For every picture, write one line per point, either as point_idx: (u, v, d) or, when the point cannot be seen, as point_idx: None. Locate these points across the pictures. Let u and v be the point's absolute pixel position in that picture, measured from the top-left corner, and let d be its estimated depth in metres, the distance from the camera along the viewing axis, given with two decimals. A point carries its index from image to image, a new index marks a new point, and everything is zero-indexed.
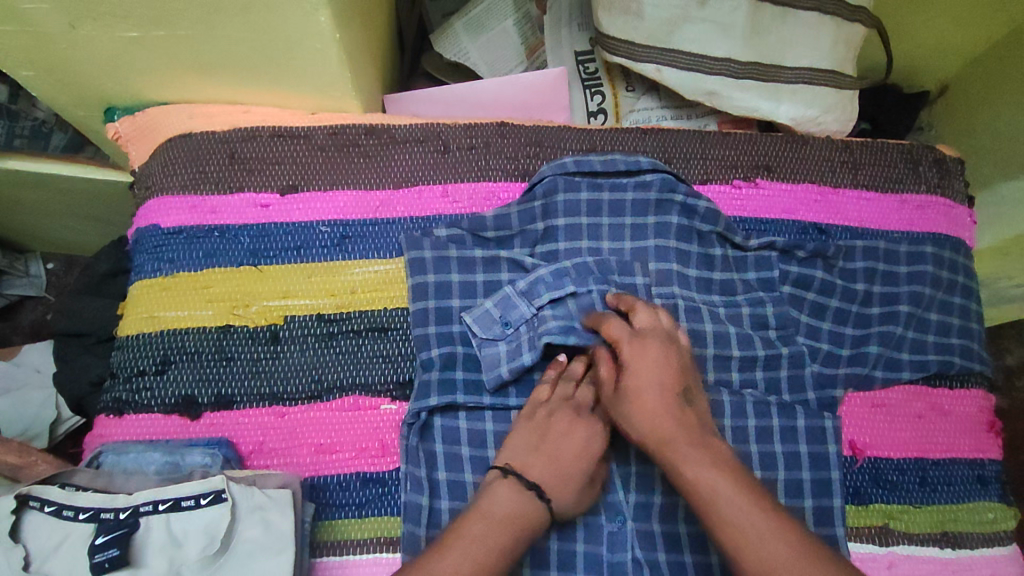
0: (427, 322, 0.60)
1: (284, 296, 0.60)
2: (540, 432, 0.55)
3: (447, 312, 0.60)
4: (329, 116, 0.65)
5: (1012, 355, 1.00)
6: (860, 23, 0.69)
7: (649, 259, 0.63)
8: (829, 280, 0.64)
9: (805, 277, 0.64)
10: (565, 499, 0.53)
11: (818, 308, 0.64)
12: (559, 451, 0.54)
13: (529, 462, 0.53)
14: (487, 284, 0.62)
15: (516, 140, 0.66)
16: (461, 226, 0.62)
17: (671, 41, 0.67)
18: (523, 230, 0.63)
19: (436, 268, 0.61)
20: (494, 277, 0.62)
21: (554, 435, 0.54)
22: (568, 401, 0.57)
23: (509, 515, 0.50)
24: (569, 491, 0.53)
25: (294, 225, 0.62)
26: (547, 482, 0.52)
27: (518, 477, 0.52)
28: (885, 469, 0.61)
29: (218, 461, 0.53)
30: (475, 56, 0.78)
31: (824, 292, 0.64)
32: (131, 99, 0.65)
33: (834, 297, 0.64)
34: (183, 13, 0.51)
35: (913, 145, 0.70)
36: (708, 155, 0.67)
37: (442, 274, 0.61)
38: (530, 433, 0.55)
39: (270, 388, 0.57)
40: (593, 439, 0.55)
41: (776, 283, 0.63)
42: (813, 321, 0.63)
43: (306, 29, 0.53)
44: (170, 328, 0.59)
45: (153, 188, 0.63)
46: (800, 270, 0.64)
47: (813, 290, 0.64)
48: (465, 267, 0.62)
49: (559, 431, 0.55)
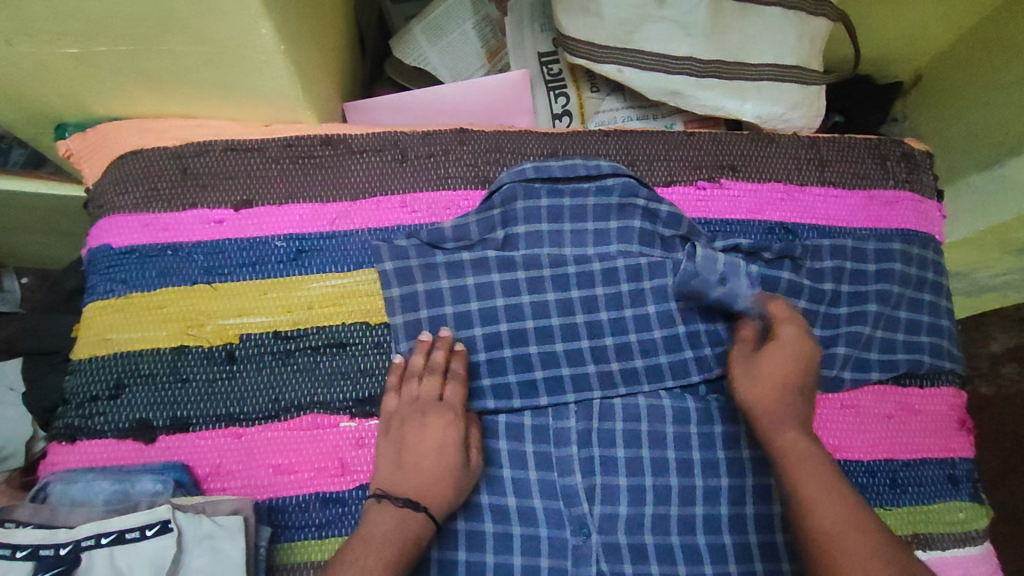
0: (398, 338, 0.59)
1: (240, 314, 0.59)
2: (398, 447, 0.55)
3: (419, 325, 0.60)
4: (283, 127, 0.64)
5: (996, 342, 1.00)
6: (824, 17, 0.68)
7: (612, 267, 0.61)
8: (796, 281, 0.62)
9: (772, 278, 0.62)
10: (444, 501, 0.54)
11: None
12: (420, 458, 0.54)
13: (395, 479, 0.54)
14: (453, 290, 0.60)
15: (476, 147, 0.65)
16: (419, 237, 0.61)
17: (631, 41, 0.66)
18: (483, 239, 0.62)
19: (400, 278, 0.60)
20: (460, 282, 0.60)
21: (411, 444, 0.55)
22: (414, 403, 0.56)
23: (388, 536, 0.50)
24: (444, 489, 0.54)
25: (250, 240, 0.61)
26: (418, 491, 0.53)
27: (391, 499, 0.52)
28: (855, 471, 0.60)
29: (169, 487, 0.52)
30: (436, 62, 0.77)
31: (792, 294, 0.62)
32: (82, 115, 0.64)
33: (806, 297, 0.62)
34: (119, 30, 0.50)
35: (880, 140, 0.69)
36: (672, 156, 0.66)
37: (408, 284, 0.60)
38: (390, 448, 0.55)
39: (227, 409, 0.56)
40: (447, 433, 0.55)
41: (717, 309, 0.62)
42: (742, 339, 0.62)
43: (249, 42, 0.51)
44: (124, 350, 0.57)
45: (105, 208, 0.62)
46: (766, 273, 0.62)
47: (783, 290, 0.62)
48: (427, 273, 0.60)
49: (412, 438, 0.55)
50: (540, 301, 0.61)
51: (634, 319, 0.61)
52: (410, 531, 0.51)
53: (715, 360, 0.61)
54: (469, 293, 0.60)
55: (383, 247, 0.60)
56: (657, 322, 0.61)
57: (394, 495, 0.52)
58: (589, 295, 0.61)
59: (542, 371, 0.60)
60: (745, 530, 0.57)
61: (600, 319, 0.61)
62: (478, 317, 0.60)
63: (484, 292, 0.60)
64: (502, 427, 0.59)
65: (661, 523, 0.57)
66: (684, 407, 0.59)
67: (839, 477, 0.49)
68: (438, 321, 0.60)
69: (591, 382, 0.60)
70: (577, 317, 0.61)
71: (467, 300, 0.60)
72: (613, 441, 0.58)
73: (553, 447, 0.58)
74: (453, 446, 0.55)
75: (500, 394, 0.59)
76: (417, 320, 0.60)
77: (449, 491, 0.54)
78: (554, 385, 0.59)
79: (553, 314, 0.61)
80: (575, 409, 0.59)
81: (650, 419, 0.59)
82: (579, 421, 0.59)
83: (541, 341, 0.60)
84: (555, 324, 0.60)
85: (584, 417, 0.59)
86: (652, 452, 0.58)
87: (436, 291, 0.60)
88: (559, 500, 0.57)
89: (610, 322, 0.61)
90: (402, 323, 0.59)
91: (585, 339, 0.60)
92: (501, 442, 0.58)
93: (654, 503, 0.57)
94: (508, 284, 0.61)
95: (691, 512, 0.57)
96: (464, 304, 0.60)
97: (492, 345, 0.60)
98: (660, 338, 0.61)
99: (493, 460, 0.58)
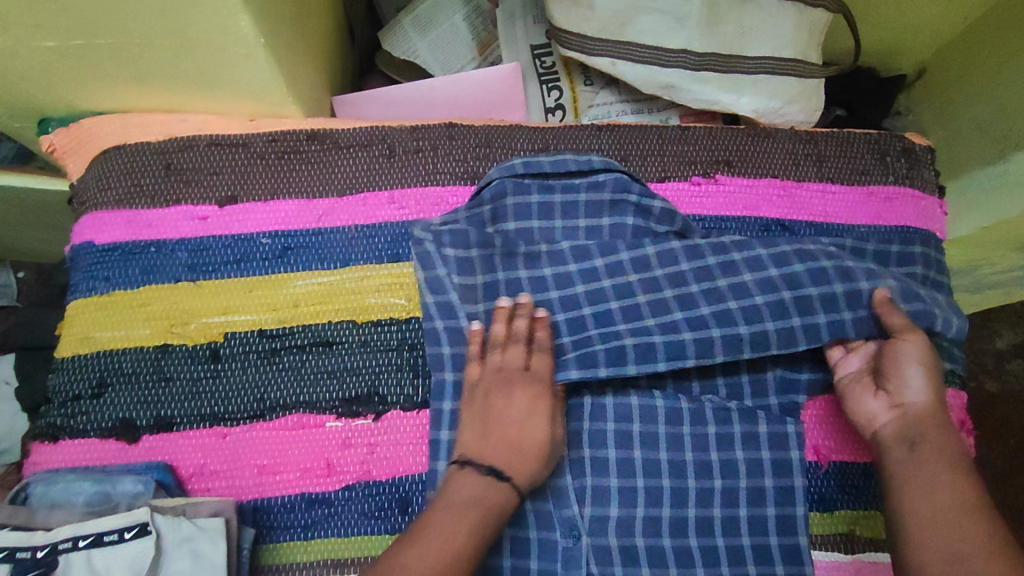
0: (440, 342, 0.57)
1: (224, 312, 0.58)
2: (482, 416, 0.54)
3: (475, 318, 0.58)
4: (269, 121, 0.63)
5: (1002, 338, 0.98)
6: (823, 9, 0.66)
7: (618, 249, 0.60)
8: (817, 269, 0.58)
9: (815, 269, 0.58)
10: (526, 472, 0.52)
11: (828, 302, 0.57)
12: (509, 428, 0.53)
13: (481, 446, 0.53)
14: (507, 283, 0.60)
15: (465, 141, 0.64)
16: (434, 225, 0.59)
17: (625, 34, 0.64)
18: (482, 244, 0.60)
19: (462, 269, 0.59)
20: (513, 276, 0.60)
21: (500, 413, 0.54)
22: (499, 372, 0.55)
23: (475, 500, 0.50)
24: (529, 462, 0.53)
25: (234, 237, 0.60)
26: (505, 461, 0.52)
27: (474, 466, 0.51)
28: (851, 474, 0.58)
29: (150, 487, 0.51)
30: (426, 54, 0.76)
31: (842, 277, 0.58)
32: (65, 110, 0.63)
33: (859, 284, 0.57)
34: (96, 22, 0.48)
35: (881, 135, 0.68)
36: (666, 151, 0.65)
37: (467, 275, 0.59)
38: (477, 416, 0.54)
39: (211, 408, 0.55)
40: (537, 404, 0.54)
41: (763, 262, 0.58)
42: (836, 317, 0.57)
43: (228, 35, 0.50)
44: (106, 348, 0.57)
45: (87, 204, 0.61)
46: (807, 264, 0.58)
47: (836, 282, 0.57)
48: (486, 265, 0.60)
49: (501, 411, 0.54)
50: (569, 296, 0.59)
51: (676, 300, 0.58)
52: (493, 500, 0.50)
53: (776, 340, 0.57)
54: (524, 285, 0.59)
55: (444, 233, 0.59)
56: None
57: (478, 463, 0.52)
58: (622, 283, 0.59)
59: (602, 343, 0.57)
60: (737, 533, 0.56)
61: (636, 303, 0.58)
62: (560, 304, 0.59)
63: (538, 285, 0.59)
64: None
65: (653, 525, 0.56)
66: (677, 408, 0.58)
67: (949, 483, 0.49)
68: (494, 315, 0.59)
69: (628, 356, 0.57)
70: (610, 304, 0.58)
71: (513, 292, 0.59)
72: (604, 442, 0.57)
73: None
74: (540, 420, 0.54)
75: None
76: (476, 312, 0.58)
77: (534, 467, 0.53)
78: (586, 361, 0.57)
79: (583, 306, 0.59)
80: (571, 409, 0.58)
81: (642, 420, 0.58)
82: (572, 422, 0.58)
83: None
84: (587, 313, 0.58)
85: (577, 417, 0.58)
86: (645, 453, 0.57)
87: (493, 283, 0.60)
88: (550, 502, 0.56)
89: (640, 295, 0.58)
90: (466, 319, 0.58)
91: (622, 323, 0.58)
92: (584, 452, 0.57)
93: (645, 504, 0.56)
94: (558, 270, 0.60)
95: (683, 515, 0.56)
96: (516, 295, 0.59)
97: (593, 328, 0.58)
98: (699, 292, 0.58)
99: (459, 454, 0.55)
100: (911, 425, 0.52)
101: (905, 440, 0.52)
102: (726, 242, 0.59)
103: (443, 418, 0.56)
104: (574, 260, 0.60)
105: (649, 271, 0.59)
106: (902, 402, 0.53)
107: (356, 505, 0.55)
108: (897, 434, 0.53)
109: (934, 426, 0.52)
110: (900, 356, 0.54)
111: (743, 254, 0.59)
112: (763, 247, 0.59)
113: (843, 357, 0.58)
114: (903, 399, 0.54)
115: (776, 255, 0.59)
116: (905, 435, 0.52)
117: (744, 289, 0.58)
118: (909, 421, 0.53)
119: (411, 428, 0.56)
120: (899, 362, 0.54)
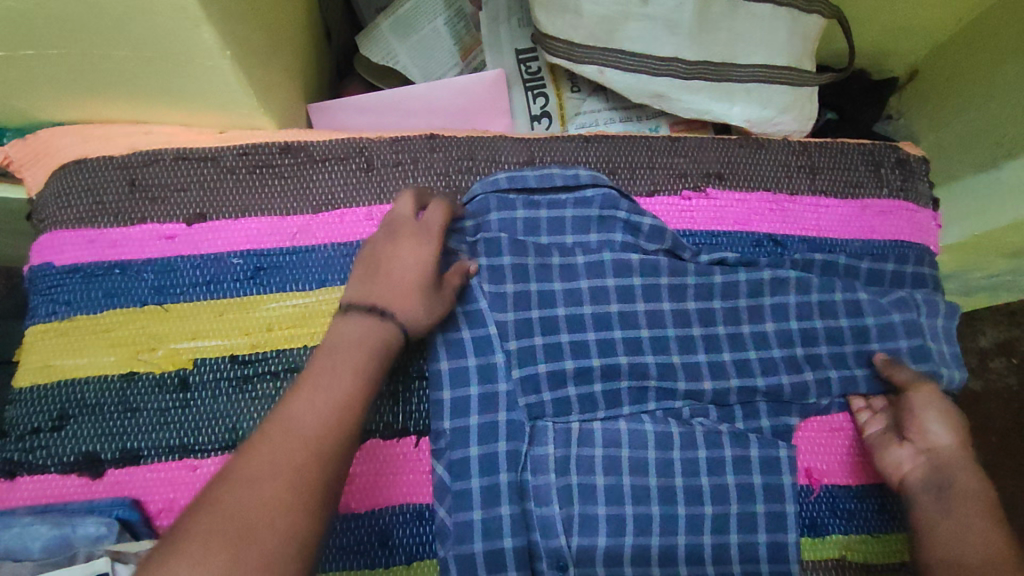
0: (466, 353, 0.56)
1: (193, 337, 0.55)
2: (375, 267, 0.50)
3: (503, 327, 0.56)
4: (239, 134, 0.60)
5: (986, 337, 0.97)
6: (818, 13, 0.64)
7: (634, 294, 0.59)
8: (833, 327, 0.60)
9: (833, 328, 0.60)
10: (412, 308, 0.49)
11: (814, 360, 0.59)
12: (396, 274, 0.49)
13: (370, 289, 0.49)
14: (541, 293, 0.58)
15: (447, 153, 0.61)
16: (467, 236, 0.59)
17: (613, 41, 0.62)
18: (541, 262, 0.58)
19: (492, 278, 0.57)
20: (547, 287, 0.58)
21: (385, 261, 0.50)
22: (391, 224, 0.52)
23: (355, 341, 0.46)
24: (416, 297, 0.49)
25: (203, 257, 0.56)
26: (385, 299, 0.48)
27: (356, 308, 0.47)
28: (842, 497, 0.57)
29: (114, 530, 0.48)
30: (405, 59, 0.73)
31: (857, 338, 0.60)
32: (21, 121, 0.59)
33: (870, 344, 0.60)
34: (46, 31, 0.45)
35: (874, 146, 0.66)
36: (656, 163, 0.62)
37: (498, 285, 0.57)
38: (366, 269, 0.50)
39: (180, 439, 0.53)
40: (422, 249, 0.51)
41: (785, 313, 0.60)
42: (847, 374, 0.59)
43: (191, 47, 0.47)
44: (68, 377, 0.54)
45: (46, 222, 0.57)
46: (826, 322, 0.60)
47: (848, 342, 0.60)
48: (519, 275, 0.57)
49: (389, 260, 0.50)
50: (603, 312, 0.58)
51: (703, 340, 0.59)
52: (376, 337, 0.47)
53: (790, 392, 0.58)
54: (557, 298, 0.58)
55: (479, 243, 0.58)
56: (650, 345, 0.58)
57: (357, 304, 0.48)
58: (656, 309, 0.59)
59: (628, 380, 0.57)
60: (728, 561, 0.55)
61: (639, 337, 0.58)
62: (565, 323, 0.58)
63: (572, 299, 0.58)
64: (505, 425, 0.55)
65: (642, 554, 0.54)
66: (667, 432, 0.56)
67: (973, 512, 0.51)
68: (523, 327, 0.57)
69: (648, 395, 0.57)
70: (614, 334, 0.58)
71: (547, 307, 0.58)
72: (592, 468, 0.55)
73: (530, 475, 0.54)
74: (423, 259, 0.51)
75: (512, 403, 0.56)
76: (507, 322, 0.57)
77: (418, 305, 0.49)
78: (613, 398, 0.57)
79: (589, 329, 0.58)
80: (556, 435, 0.55)
81: (632, 445, 0.56)
82: (557, 448, 0.55)
83: (549, 357, 0.57)
84: (591, 338, 0.57)
85: (562, 444, 0.55)
86: (633, 480, 0.55)
87: (526, 293, 0.57)
88: (536, 532, 0.54)
89: (643, 328, 0.58)
90: (495, 328, 0.56)
91: (650, 355, 0.58)
92: (572, 477, 0.55)
93: (634, 533, 0.54)
94: (595, 283, 0.58)
95: (672, 543, 0.54)
96: (550, 308, 0.58)
97: (607, 352, 0.57)
98: (723, 335, 0.59)
99: (463, 470, 0.54)
100: (939, 474, 0.53)
101: (932, 488, 0.53)
102: (734, 280, 0.59)
103: (441, 439, 0.54)
104: (590, 299, 0.58)
105: (631, 303, 0.58)
106: (929, 448, 0.55)
107: (335, 539, 0.52)
108: (920, 488, 0.54)
109: (961, 471, 0.53)
110: (922, 407, 0.56)
111: (724, 276, 0.60)
112: (796, 293, 0.60)
113: (871, 418, 0.58)
114: (930, 447, 0.55)
115: (803, 306, 0.60)
116: (932, 481, 0.53)
117: (764, 340, 0.59)
118: (935, 467, 0.54)
119: (396, 455, 0.54)
120: (923, 411, 0.56)
